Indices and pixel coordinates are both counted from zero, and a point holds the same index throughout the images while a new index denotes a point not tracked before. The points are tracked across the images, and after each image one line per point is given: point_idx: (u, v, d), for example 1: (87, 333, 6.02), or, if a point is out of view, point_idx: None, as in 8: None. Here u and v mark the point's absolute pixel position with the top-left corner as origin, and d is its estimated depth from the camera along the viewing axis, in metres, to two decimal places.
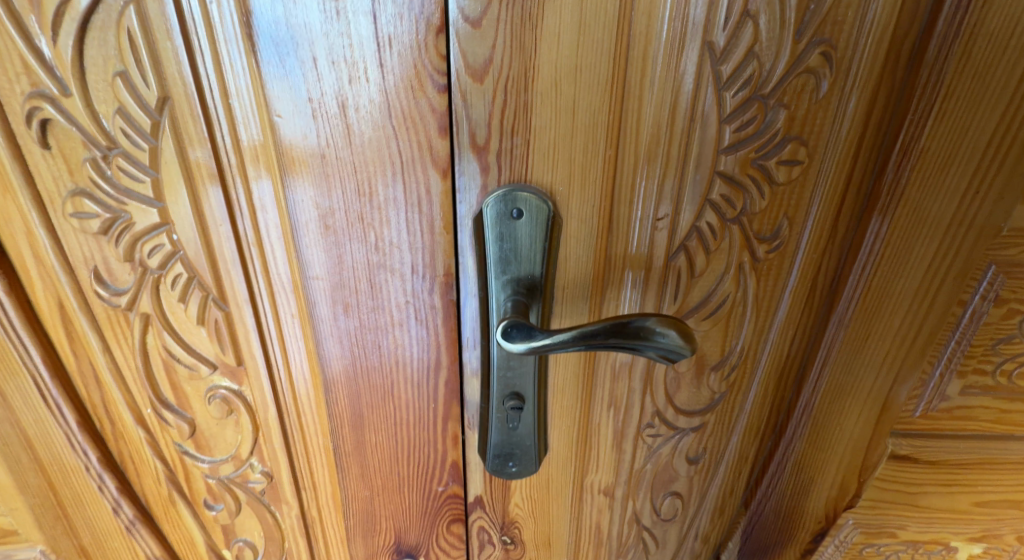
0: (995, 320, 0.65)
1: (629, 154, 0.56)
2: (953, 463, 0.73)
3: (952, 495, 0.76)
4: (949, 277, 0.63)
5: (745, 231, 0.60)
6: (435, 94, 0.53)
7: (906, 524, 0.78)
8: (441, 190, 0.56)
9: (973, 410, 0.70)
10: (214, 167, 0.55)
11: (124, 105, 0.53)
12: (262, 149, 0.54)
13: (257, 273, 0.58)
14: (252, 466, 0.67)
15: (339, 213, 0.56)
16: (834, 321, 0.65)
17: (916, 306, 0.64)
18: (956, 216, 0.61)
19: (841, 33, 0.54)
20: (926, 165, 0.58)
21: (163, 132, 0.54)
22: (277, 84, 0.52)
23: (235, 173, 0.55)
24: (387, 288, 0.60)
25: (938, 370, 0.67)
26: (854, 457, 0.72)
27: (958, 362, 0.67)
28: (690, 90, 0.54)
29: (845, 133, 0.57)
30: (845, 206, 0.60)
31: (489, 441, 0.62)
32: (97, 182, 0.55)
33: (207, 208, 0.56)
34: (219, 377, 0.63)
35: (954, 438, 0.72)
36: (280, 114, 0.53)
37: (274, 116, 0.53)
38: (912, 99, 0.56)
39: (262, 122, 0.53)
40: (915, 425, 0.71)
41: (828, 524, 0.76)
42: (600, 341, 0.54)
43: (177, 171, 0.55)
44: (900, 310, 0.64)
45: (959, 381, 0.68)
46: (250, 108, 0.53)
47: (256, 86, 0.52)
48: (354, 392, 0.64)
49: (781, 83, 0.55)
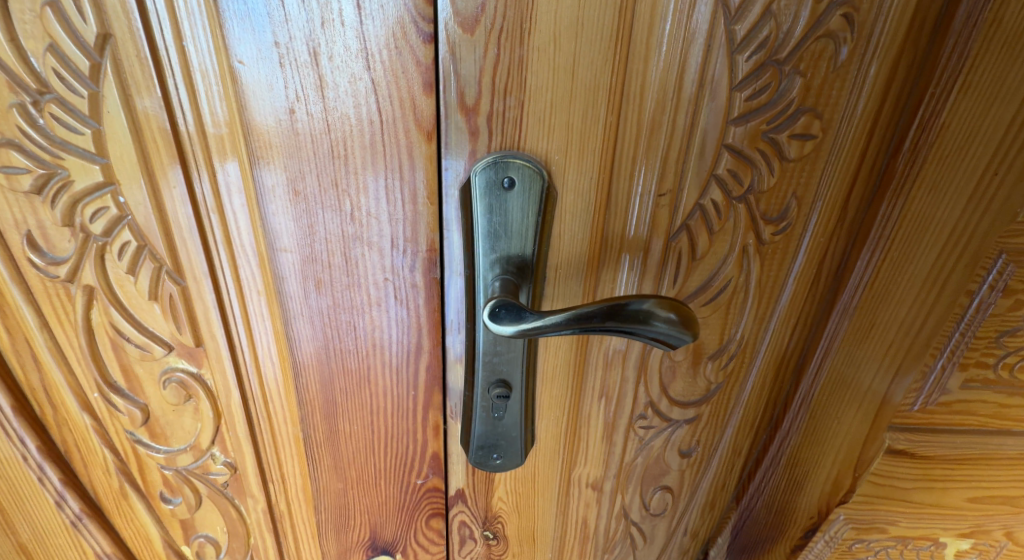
0: (1001, 312, 0.58)
1: (631, 120, 0.52)
2: (948, 458, 0.66)
3: (945, 491, 0.68)
4: (959, 266, 0.56)
5: (750, 211, 0.55)
6: (420, 44, 0.50)
7: (896, 520, 0.70)
8: (425, 154, 0.53)
9: (971, 405, 0.62)
10: (163, 118, 0.52)
11: (56, 41, 0.49)
12: (227, 123, 0.52)
13: (217, 241, 0.55)
14: (214, 456, 0.62)
15: (310, 177, 0.54)
16: (839, 309, 0.58)
17: (924, 297, 0.57)
18: (962, 219, 0.55)
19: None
20: (945, 143, 0.52)
21: (105, 77, 0.50)
22: (238, 28, 0.49)
23: (194, 140, 0.52)
24: (364, 264, 0.56)
25: (939, 363, 0.60)
26: (850, 452, 0.65)
27: (961, 354, 0.60)
28: (699, 52, 0.50)
29: (867, 105, 0.52)
30: (858, 183, 0.54)
31: (472, 430, 0.58)
32: (26, 131, 0.52)
33: (166, 188, 0.54)
34: (175, 358, 0.59)
35: (950, 433, 0.64)
36: (242, 60, 0.50)
37: (234, 62, 0.50)
38: (935, 70, 0.50)
39: (222, 69, 0.50)
40: (912, 419, 0.63)
41: (819, 520, 0.69)
42: (595, 323, 0.50)
43: (123, 123, 0.52)
44: (907, 301, 0.58)
45: (959, 374, 0.61)
46: (207, 52, 0.50)
47: (213, 28, 0.49)
48: (327, 377, 0.59)
49: (799, 48, 0.50)
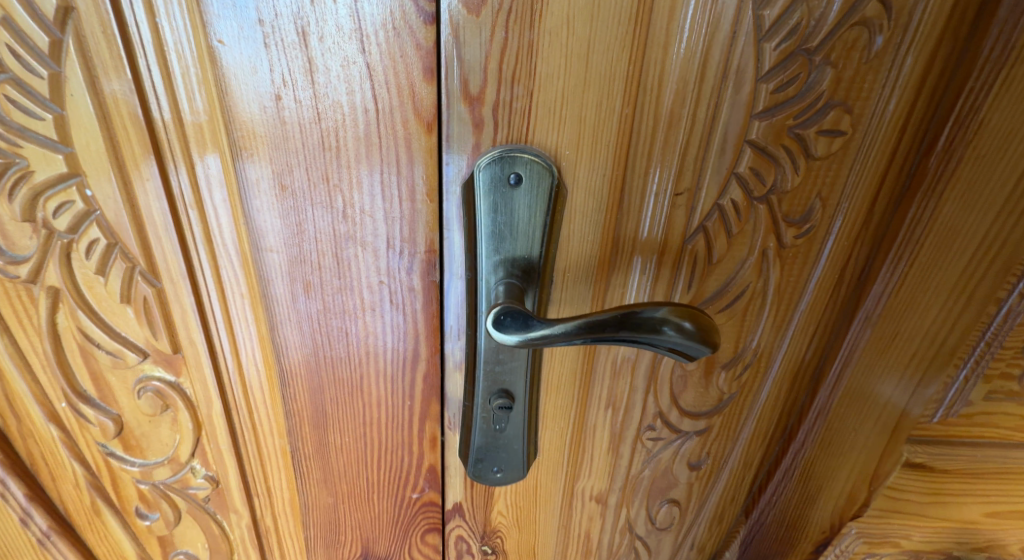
0: None
1: (647, 112, 0.48)
2: (965, 470, 0.62)
3: (961, 504, 0.65)
4: (989, 273, 0.52)
5: (771, 213, 0.51)
6: (420, 25, 0.47)
7: (910, 534, 0.67)
8: (425, 147, 0.50)
9: (993, 419, 0.58)
10: (133, 100, 0.49)
11: (12, 16, 0.46)
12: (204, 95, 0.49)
13: (196, 240, 0.52)
14: (194, 470, 0.58)
15: (299, 171, 0.50)
16: (861, 317, 0.54)
17: (949, 307, 0.53)
18: (997, 222, 0.51)
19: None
20: (982, 142, 0.48)
21: (67, 56, 0.48)
22: (218, 4, 0.46)
23: (170, 130, 0.50)
24: (356, 266, 0.52)
25: (962, 375, 0.56)
26: (865, 463, 0.61)
27: (986, 366, 0.55)
28: (723, 39, 0.46)
29: (902, 100, 0.48)
30: (886, 184, 0.50)
31: (472, 442, 0.54)
32: None
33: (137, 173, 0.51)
34: (151, 366, 0.55)
35: (969, 446, 0.60)
36: (221, 39, 0.47)
37: (213, 41, 0.47)
38: (976, 61, 0.47)
39: (199, 48, 0.47)
40: (931, 430, 0.59)
41: (831, 533, 0.66)
42: (606, 330, 0.46)
43: (86, 105, 0.49)
44: (932, 309, 0.54)
45: (982, 386, 0.56)
46: (184, 31, 0.47)
47: (190, 5, 0.46)
48: (316, 386, 0.55)
49: (831, 36, 0.47)
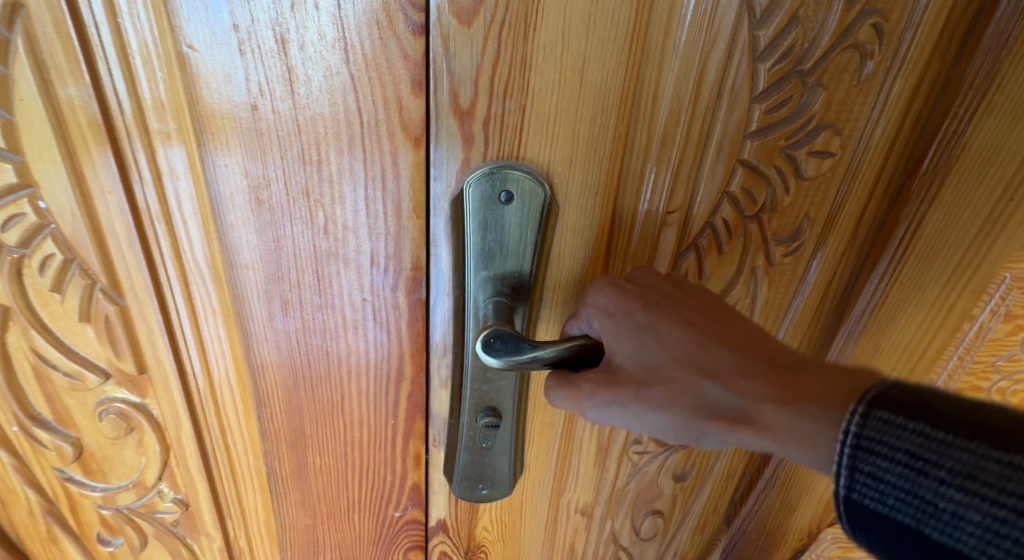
0: (1000, 336, 0.57)
1: (640, 130, 0.48)
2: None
3: None
4: (970, 287, 0.55)
5: (761, 231, 0.52)
6: (408, 35, 0.44)
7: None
8: (412, 162, 0.48)
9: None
10: (92, 105, 0.46)
11: None
12: (171, 96, 0.45)
13: (164, 255, 0.49)
14: (161, 493, 0.55)
15: (277, 185, 0.48)
16: (844, 332, 0.57)
17: (930, 319, 0.56)
18: (976, 241, 0.53)
19: (894, 4, 0.46)
20: (963, 166, 0.50)
21: (16, 57, 0.44)
22: (189, 5, 0.43)
23: (132, 127, 0.46)
24: (338, 283, 0.50)
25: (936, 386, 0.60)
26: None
27: (960, 377, 0.60)
28: (719, 57, 0.46)
29: (888, 121, 0.49)
30: (873, 202, 0.52)
31: (458, 458, 0.53)
32: None
33: (94, 175, 0.47)
34: (114, 387, 0.52)
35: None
36: (192, 44, 0.44)
37: (183, 45, 0.44)
38: (960, 85, 0.48)
39: (167, 53, 0.44)
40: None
41: (810, 539, 0.70)
42: (569, 352, 0.45)
43: (39, 111, 0.45)
44: (912, 323, 0.57)
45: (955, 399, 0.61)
46: (150, 33, 0.44)
47: (157, 4, 0.43)
48: (295, 406, 0.52)
49: (823, 59, 0.47)
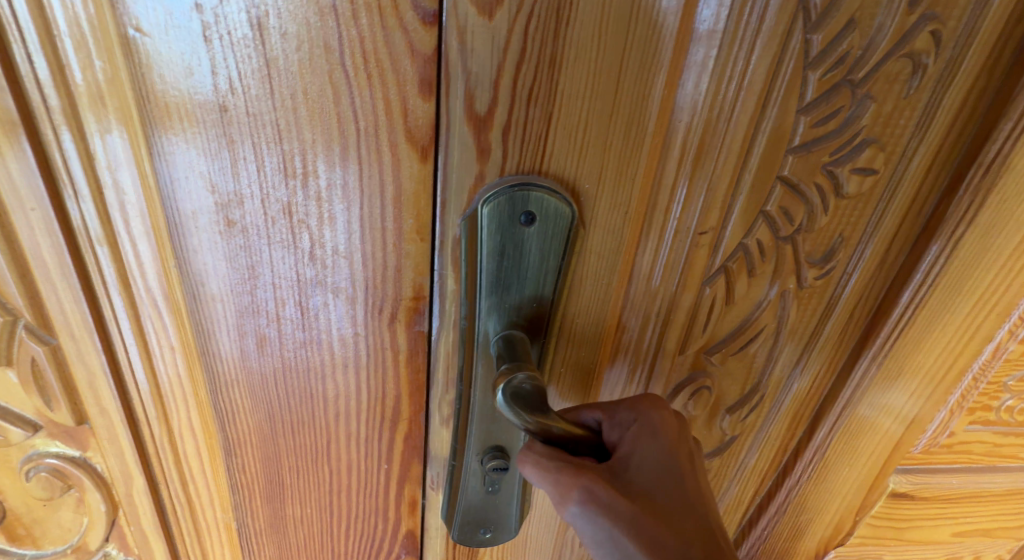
0: (1017, 355, 0.55)
1: (677, 143, 0.42)
2: (944, 496, 0.64)
3: (937, 526, 0.67)
4: (993, 312, 0.52)
5: (794, 253, 0.48)
6: (417, 25, 0.37)
7: (881, 553, 0.67)
8: (417, 177, 0.40)
9: (969, 445, 0.60)
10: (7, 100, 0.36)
11: None
12: (112, 90, 0.36)
13: (107, 284, 0.40)
14: (108, 554, 0.48)
15: (252, 205, 0.39)
16: (868, 357, 0.53)
17: (953, 342, 0.53)
18: (1008, 263, 0.50)
19: (953, 8, 0.42)
20: (1006, 186, 0.47)
21: None
22: None
23: (61, 120, 0.37)
24: (325, 317, 0.42)
25: (948, 407, 0.57)
26: (856, 494, 0.61)
27: (972, 400, 0.57)
28: (767, 63, 0.40)
29: (931, 136, 0.45)
30: (906, 223, 0.48)
31: (457, 505, 0.48)
32: None
33: (11, 187, 0.37)
34: (46, 441, 0.43)
35: (946, 471, 0.62)
36: (139, 26, 0.35)
37: (126, 25, 0.35)
38: (1014, 102, 0.44)
39: (105, 38, 0.35)
40: (914, 461, 0.60)
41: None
42: (580, 432, 0.42)
43: None
44: (936, 349, 0.53)
45: (965, 417, 0.58)
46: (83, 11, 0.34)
47: None
48: (271, 454, 0.45)
49: (876, 69, 0.42)
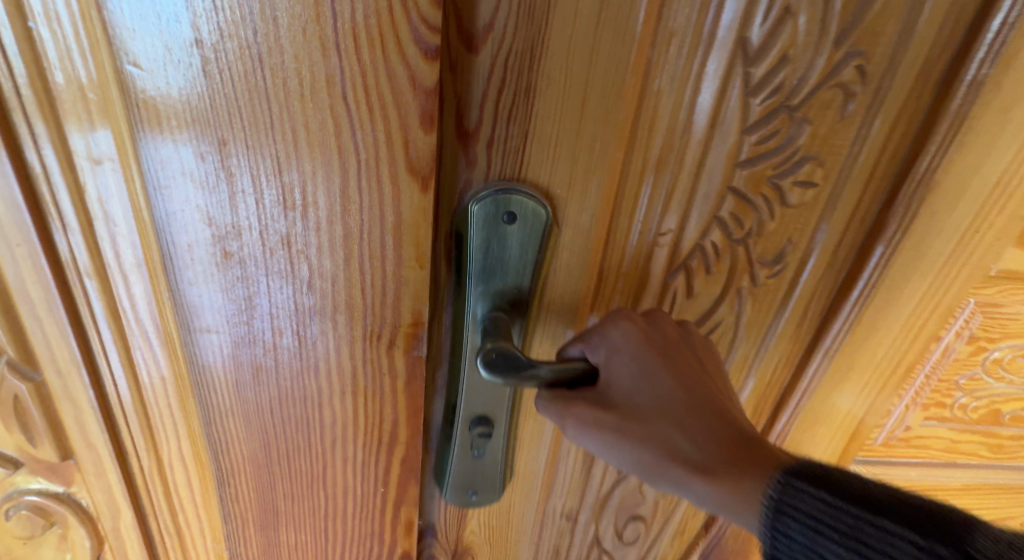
0: (965, 356, 0.61)
1: (638, 157, 0.43)
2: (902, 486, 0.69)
3: None
4: (935, 314, 0.56)
5: (746, 254, 0.50)
6: (420, 59, 0.36)
7: None
8: (417, 208, 0.39)
9: (927, 440, 0.66)
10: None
11: None
12: (110, 127, 0.35)
13: (96, 315, 0.40)
14: None
15: (249, 236, 0.38)
16: (821, 350, 0.56)
17: (900, 341, 0.57)
18: (943, 269, 0.54)
19: (876, 46, 0.44)
20: (935, 200, 0.50)
21: None
22: (136, 14, 0.33)
23: (54, 157, 0.36)
24: (321, 345, 0.42)
25: (904, 402, 0.62)
26: None
27: (924, 397, 0.62)
28: (712, 94, 0.43)
29: (864, 156, 0.48)
30: (850, 232, 0.51)
31: (451, 473, 0.49)
32: None
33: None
34: (28, 478, 0.44)
35: (906, 464, 0.67)
36: (139, 61, 0.34)
37: (124, 62, 0.34)
38: (934, 128, 0.47)
39: (101, 77, 0.34)
40: (874, 452, 0.65)
41: None
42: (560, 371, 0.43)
43: None
44: (884, 342, 0.57)
45: (920, 414, 0.63)
46: (79, 51, 0.33)
47: (88, 12, 0.33)
48: (265, 483, 0.45)
49: (811, 95, 0.45)
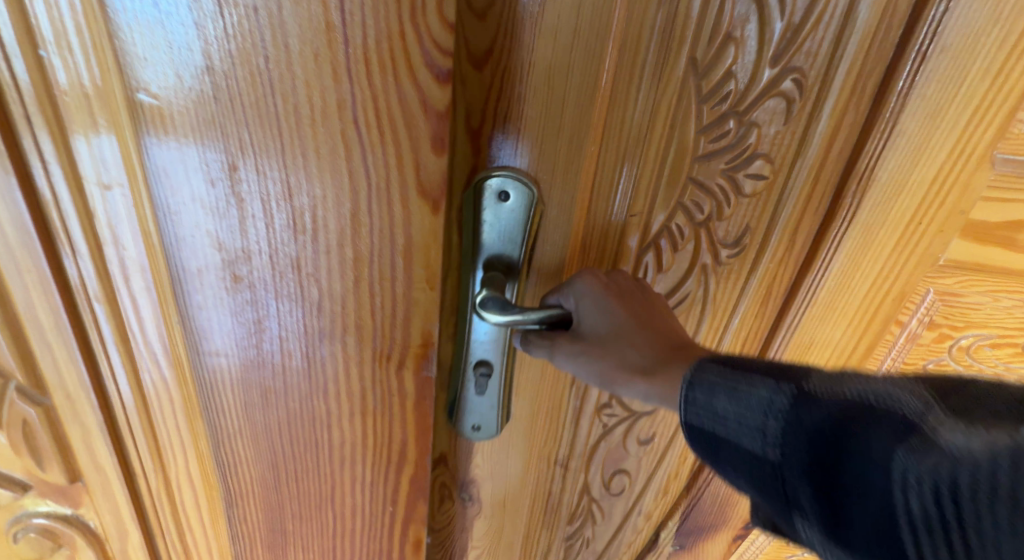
0: (927, 342, 0.60)
1: (612, 151, 0.44)
2: None
3: None
4: (888, 298, 0.57)
5: (711, 235, 0.50)
6: (432, 84, 0.35)
7: None
8: (427, 229, 0.39)
9: None
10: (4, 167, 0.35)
11: None
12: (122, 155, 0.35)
13: (106, 338, 0.40)
14: None
15: (258, 260, 0.38)
16: (786, 326, 0.57)
17: (857, 323, 0.58)
18: (891, 262, 0.54)
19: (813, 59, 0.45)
20: (881, 194, 0.50)
21: None
22: (147, 43, 0.33)
23: (67, 184, 0.36)
24: (329, 367, 0.42)
25: None
26: None
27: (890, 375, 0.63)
28: (671, 94, 0.43)
29: (810, 158, 0.48)
30: (805, 220, 0.51)
31: (456, 418, 0.50)
32: None
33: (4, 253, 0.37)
34: (37, 501, 0.44)
35: None
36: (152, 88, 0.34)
37: (136, 90, 0.34)
38: (875, 127, 0.48)
39: (111, 105, 0.34)
40: None
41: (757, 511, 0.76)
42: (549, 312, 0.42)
43: None
44: (842, 326, 0.58)
45: None
46: (90, 81, 0.33)
47: (100, 43, 0.33)
48: (274, 503, 0.45)
49: (758, 99, 0.45)
